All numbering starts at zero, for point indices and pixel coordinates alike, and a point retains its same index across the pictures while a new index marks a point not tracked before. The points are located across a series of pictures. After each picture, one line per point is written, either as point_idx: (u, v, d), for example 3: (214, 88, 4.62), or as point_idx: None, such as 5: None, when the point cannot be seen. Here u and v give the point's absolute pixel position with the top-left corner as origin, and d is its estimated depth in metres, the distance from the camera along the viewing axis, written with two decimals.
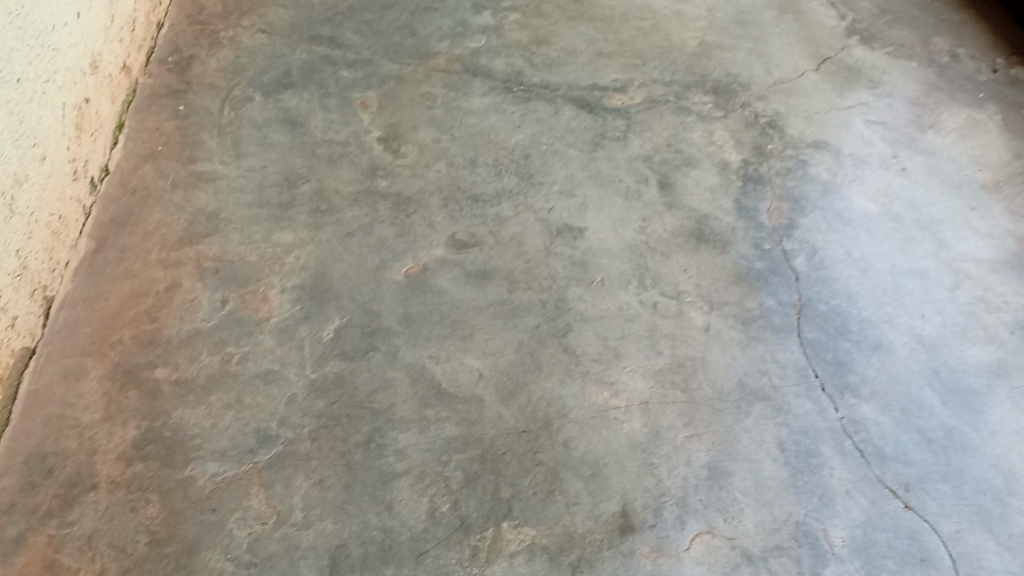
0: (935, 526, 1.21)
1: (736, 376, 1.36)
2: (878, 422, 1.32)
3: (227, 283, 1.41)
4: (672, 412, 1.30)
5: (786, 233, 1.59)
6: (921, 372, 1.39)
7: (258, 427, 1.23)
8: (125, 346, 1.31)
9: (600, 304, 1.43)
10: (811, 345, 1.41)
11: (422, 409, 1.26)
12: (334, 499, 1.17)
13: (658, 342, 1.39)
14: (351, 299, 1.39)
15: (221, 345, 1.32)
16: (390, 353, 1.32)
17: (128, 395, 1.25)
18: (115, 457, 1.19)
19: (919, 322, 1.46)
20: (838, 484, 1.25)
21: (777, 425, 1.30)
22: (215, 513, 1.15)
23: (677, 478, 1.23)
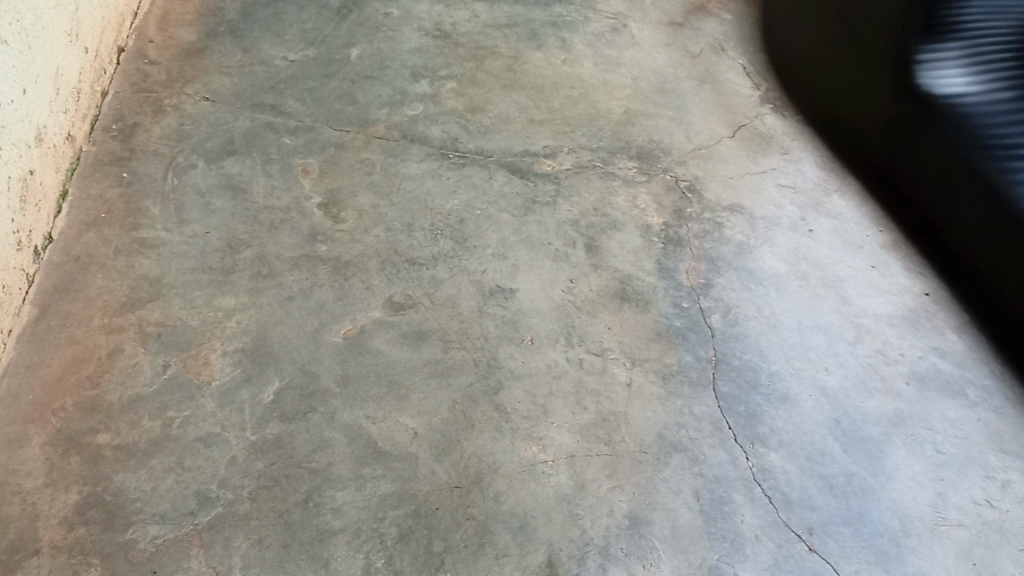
0: (836, 567, 1.32)
1: (656, 429, 1.45)
2: (785, 470, 1.42)
3: (169, 348, 1.45)
4: (597, 465, 1.39)
5: (703, 291, 1.70)
6: (825, 422, 1.50)
7: (198, 489, 1.27)
8: (68, 412, 1.34)
9: (530, 362, 1.52)
10: (724, 399, 1.51)
11: (359, 467, 1.32)
12: (273, 558, 1.21)
13: (584, 398, 1.48)
14: (291, 361, 1.45)
15: (163, 409, 1.36)
16: (329, 414, 1.39)
17: (70, 460, 1.28)
18: (57, 522, 1.22)
19: (823, 375, 1.57)
20: (748, 529, 1.34)
21: (694, 475, 1.40)
22: (155, 575, 1.18)
23: (600, 527, 1.31)
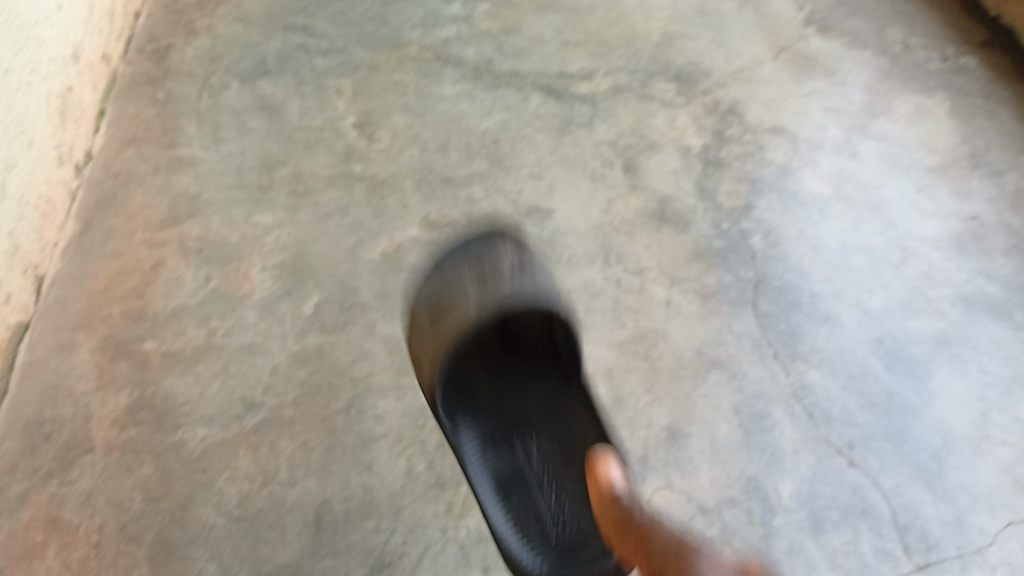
0: (875, 480, 1.30)
1: (695, 346, 1.43)
2: (826, 386, 1.40)
3: (210, 262, 1.47)
4: (635, 379, 1.38)
5: (743, 214, 1.68)
6: (867, 341, 1.48)
7: (243, 395, 1.28)
8: (114, 320, 1.36)
9: (567, 281, 1.53)
10: (765, 317, 1.49)
11: (399, 377, 1.32)
12: (318, 461, 1.22)
13: (622, 315, 1.47)
14: (330, 276, 1.47)
15: (206, 320, 1.38)
16: (369, 326, 1.39)
17: (119, 366, 1.30)
18: (109, 423, 1.24)
19: (866, 296, 1.55)
20: (788, 442, 1.32)
21: (732, 391, 1.38)
22: (205, 473, 1.20)
23: (638, 438, 1.32)
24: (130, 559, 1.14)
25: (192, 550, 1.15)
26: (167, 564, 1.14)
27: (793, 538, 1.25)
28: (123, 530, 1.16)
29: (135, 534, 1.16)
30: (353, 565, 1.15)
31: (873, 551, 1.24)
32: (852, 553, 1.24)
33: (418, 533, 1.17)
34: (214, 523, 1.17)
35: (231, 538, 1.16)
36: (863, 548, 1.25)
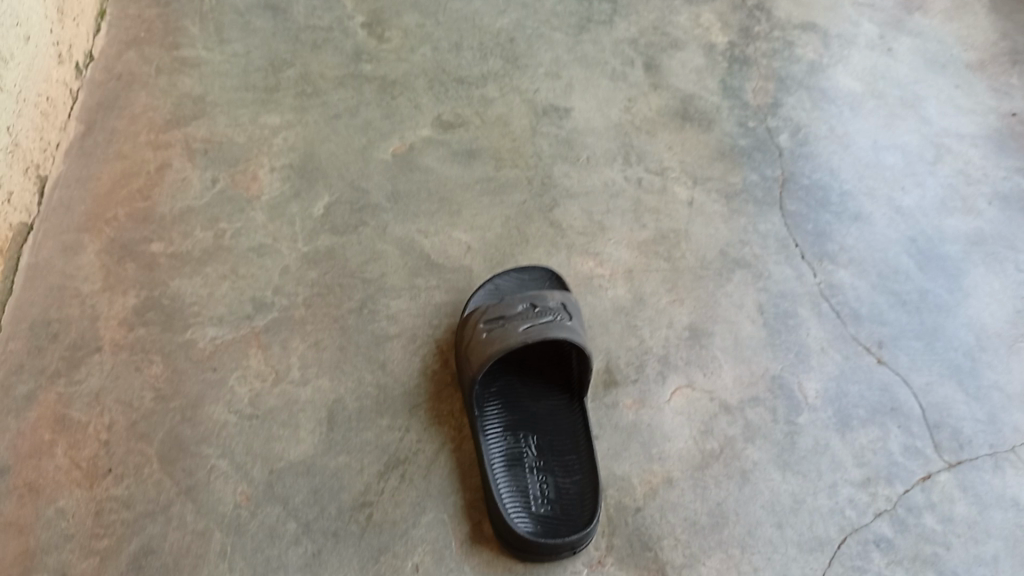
0: (905, 379, 1.24)
1: (718, 246, 1.38)
2: (855, 286, 1.35)
3: (216, 164, 1.43)
4: (656, 279, 1.32)
5: (770, 112, 1.60)
6: (899, 240, 1.42)
7: (254, 295, 1.25)
8: (120, 223, 1.33)
9: (586, 181, 1.45)
10: (792, 217, 1.43)
11: (412, 278, 1.30)
12: (330, 359, 1.19)
13: (643, 216, 1.41)
14: (340, 178, 1.42)
15: (215, 222, 1.34)
16: (380, 228, 1.36)
17: (125, 268, 1.27)
18: (117, 323, 1.21)
19: (898, 195, 1.48)
20: (813, 341, 1.27)
21: (756, 290, 1.32)
22: (217, 372, 1.16)
23: (660, 337, 1.25)
24: (141, 456, 1.07)
25: (204, 447, 1.09)
26: (178, 461, 1.07)
27: (818, 436, 1.17)
28: (133, 428, 1.10)
29: (145, 432, 1.10)
30: (368, 462, 1.09)
31: (901, 449, 1.17)
32: (880, 450, 1.17)
33: (432, 431, 1.13)
34: (226, 421, 1.11)
35: (244, 435, 1.10)
36: (890, 446, 1.17)
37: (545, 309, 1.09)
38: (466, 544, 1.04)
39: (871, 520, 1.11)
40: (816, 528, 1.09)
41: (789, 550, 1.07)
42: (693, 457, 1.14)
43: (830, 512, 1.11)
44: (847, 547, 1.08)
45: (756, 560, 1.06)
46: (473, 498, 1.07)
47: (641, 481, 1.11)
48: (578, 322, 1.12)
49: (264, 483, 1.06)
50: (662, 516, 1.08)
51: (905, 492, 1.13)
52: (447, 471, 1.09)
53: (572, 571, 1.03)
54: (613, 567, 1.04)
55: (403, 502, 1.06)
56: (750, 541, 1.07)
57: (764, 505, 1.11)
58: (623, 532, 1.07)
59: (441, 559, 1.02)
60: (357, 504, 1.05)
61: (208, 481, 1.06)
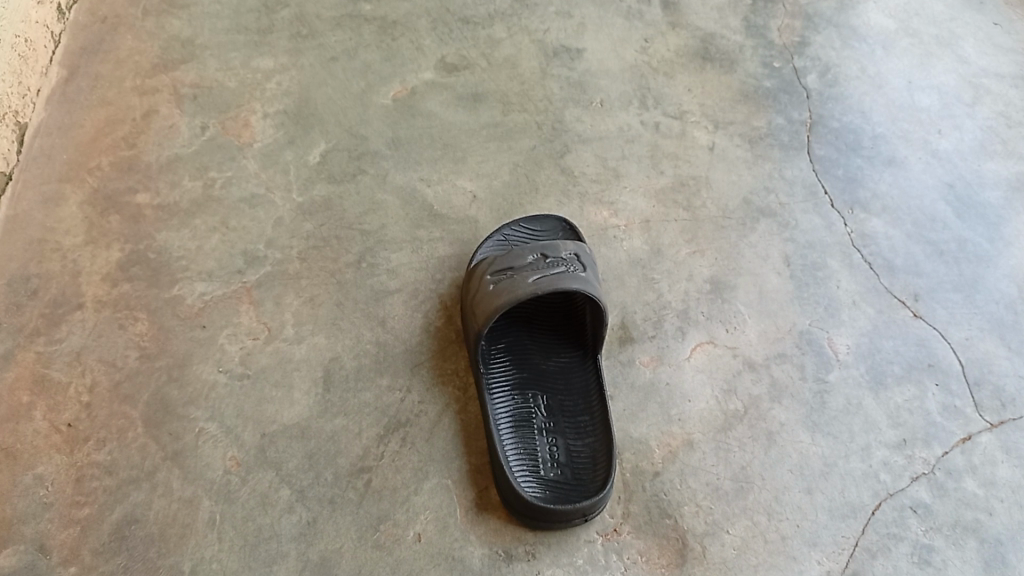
0: (943, 334, 1.16)
1: (741, 194, 1.28)
2: (889, 235, 1.25)
3: (205, 110, 1.33)
4: (675, 230, 1.23)
5: (797, 51, 1.48)
6: (936, 187, 1.32)
7: (245, 249, 1.17)
8: (104, 172, 1.25)
9: (600, 125, 1.35)
10: (820, 162, 1.33)
11: (414, 230, 1.21)
12: (326, 315, 1.11)
13: (661, 162, 1.31)
14: (337, 124, 1.32)
15: (204, 170, 1.26)
16: (380, 176, 1.26)
17: (109, 220, 1.20)
18: (100, 279, 1.14)
19: (935, 138, 1.38)
20: (844, 295, 1.18)
21: (783, 241, 1.23)
22: (205, 330, 1.09)
23: (679, 291, 1.17)
24: (124, 420, 1.01)
25: (191, 410, 1.02)
26: (164, 425, 1.01)
27: (850, 394, 1.09)
28: (116, 389, 1.04)
29: (129, 394, 1.03)
30: (366, 425, 1.02)
31: (939, 409, 1.09)
32: (916, 410, 1.09)
33: (435, 391, 1.05)
34: (215, 381, 1.04)
35: (235, 397, 1.03)
36: (927, 405, 1.09)
37: (556, 260, 1.01)
38: (472, 512, 0.97)
39: (907, 485, 1.03)
40: (848, 493, 1.02)
41: (819, 516, 1.00)
42: (715, 418, 1.06)
43: (863, 476, 1.03)
44: (881, 513, 1.01)
45: (783, 528, 0.99)
46: (479, 462, 1.00)
47: (659, 444, 1.03)
48: (593, 274, 1.03)
49: (256, 447, 1.00)
50: (682, 481, 1.01)
51: (943, 454, 1.05)
52: (451, 434, 1.02)
53: (586, 540, 0.96)
54: (630, 536, 0.97)
55: (404, 467, 0.99)
56: (777, 508, 1.00)
57: (792, 468, 1.03)
58: (640, 498, 1.00)
59: (445, 527, 0.96)
60: (355, 470, 0.98)
61: (196, 446, 1.00)
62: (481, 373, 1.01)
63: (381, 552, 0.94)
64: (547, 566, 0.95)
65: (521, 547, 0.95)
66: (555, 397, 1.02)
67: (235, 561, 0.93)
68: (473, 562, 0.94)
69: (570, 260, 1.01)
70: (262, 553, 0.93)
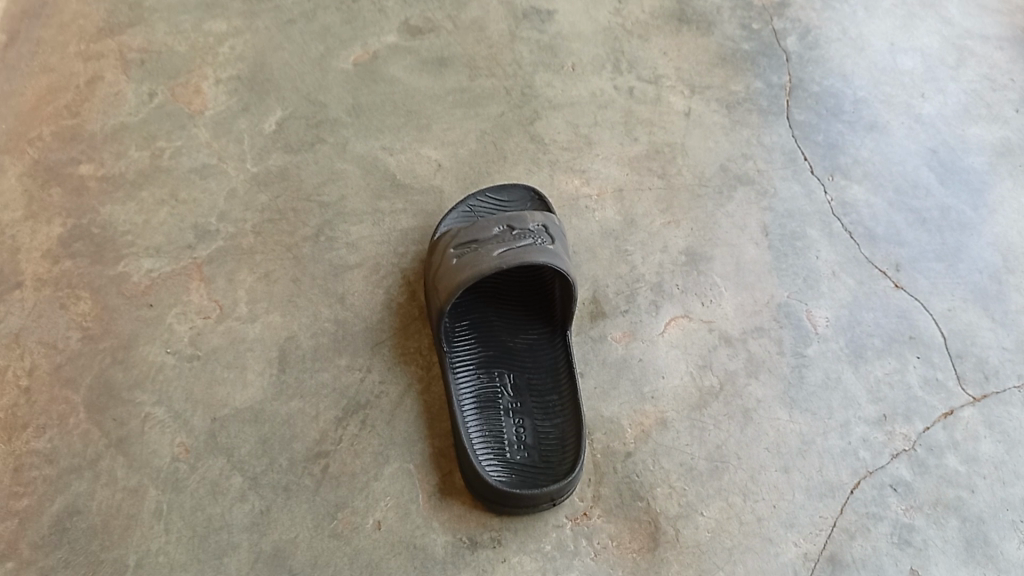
0: (925, 305, 1.12)
1: (718, 161, 1.23)
2: (870, 203, 1.21)
3: (154, 76, 1.26)
4: (649, 199, 1.18)
5: (778, 12, 1.42)
6: (919, 152, 1.27)
7: (196, 223, 1.11)
8: (45, 142, 1.17)
9: (571, 91, 1.29)
10: (800, 128, 1.28)
11: (376, 201, 1.15)
12: (282, 292, 1.05)
13: (634, 129, 1.25)
14: (294, 90, 1.25)
15: (152, 140, 1.19)
16: (340, 145, 1.20)
17: (50, 193, 1.13)
18: (41, 256, 1.07)
19: (917, 102, 1.33)
20: (824, 266, 1.14)
21: (761, 210, 1.18)
22: (152, 309, 1.03)
23: (652, 264, 1.12)
24: (66, 405, 0.95)
25: (137, 393, 0.97)
26: (108, 410, 0.95)
27: (829, 368, 1.05)
28: (57, 372, 0.98)
29: (70, 377, 0.97)
30: (323, 408, 0.97)
31: (921, 383, 1.05)
32: (897, 384, 1.05)
33: (397, 371, 1.00)
34: (162, 363, 0.99)
35: (184, 380, 0.98)
36: (909, 379, 1.06)
37: (523, 232, 0.95)
38: (435, 497, 0.93)
39: (887, 462, 0.99)
40: (826, 471, 0.98)
41: (796, 496, 0.96)
42: (690, 395, 1.02)
43: (842, 453, 0.99)
44: (860, 492, 0.97)
45: (759, 509, 0.95)
46: (443, 445, 0.96)
47: (632, 424, 0.99)
48: (562, 246, 0.98)
49: (206, 433, 0.95)
50: (655, 462, 0.97)
51: (924, 429, 1.02)
52: (413, 416, 0.97)
53: (554, 525, 0.92)
54: (600, 520, 0.93)
55: (363, 452, 0.94)
56: (753, 488, 0.96)
57: (768, 446, 0.99)
58: (612, 480, 0.95)
59: (406, 514, 0.91)
60: (311, 456, 0.94)
61: (142, 432, 0.94)
62: (444, 351, 0.96)
63: (338, 541, 0.89)
64: (514, 553, 0.90)
65: (486, 533, 0.91)
66: (523, 376, 0.98)
67: (183, 553, 0.88)
68: (436, 550, 0.90)
69: (538, 233, 0.96)
70: (211, 544, 0.89)
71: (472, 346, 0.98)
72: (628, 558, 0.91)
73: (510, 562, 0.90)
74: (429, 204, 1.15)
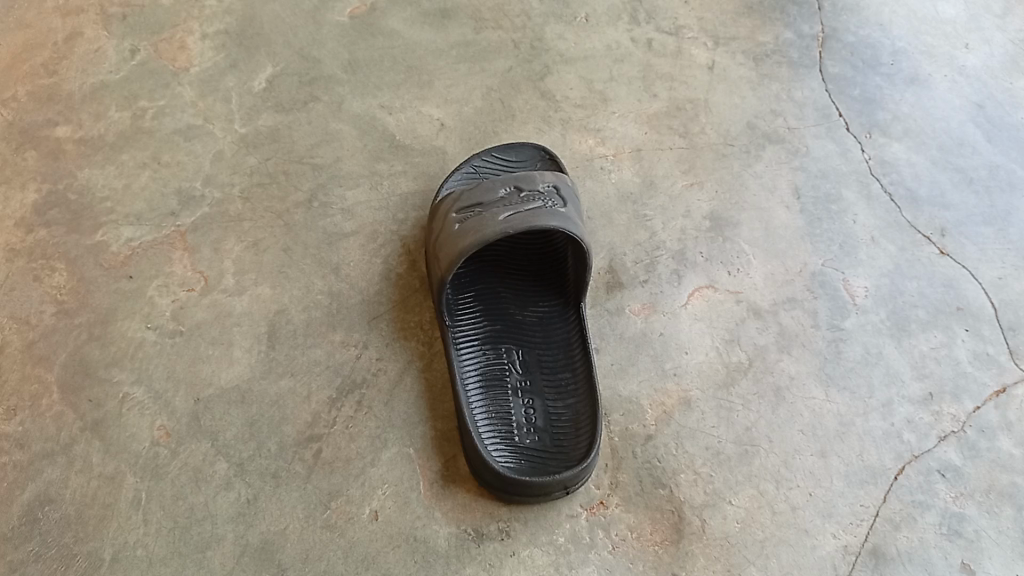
0: (974, 273, 1.02)
1: (745, 118, 1.13)
2: (911, 163, 1.11)
3: (136, 31, 1.14)
4: (670, 159, 1.09)
5: None
6: (963, 107, 1.17)
7: (179, 188, 1.02)
8: (19, 103, 1.07)
9: (584, 44, 1.19)
10: (834, 81, 1.17)
11: (373, 163, 1.06)
12: (272, 263, 0.97)
13: (653, 84, 1.16)
14: (286, 45, 1.15)
15: (133, 99, 1.09)
16: (335, 103, 1.10)
17: (24, 156, 1.03)
18: (13, 225, 0.98)
19: (961, 52, 1.22)
20: (862, 231, 1.04)
21: (792, 170, 1.09)
22: (132, 281, 0.95)
23: (674, 230, 1.03)
24: (38, 386, 0.88)
25: (115, 372, 0.89)
26: (83, 391, 0.88)
27: (869, 342, 0.96)
28: (29, 350, 0.90)
29: (44, 355, 0.90)
30: (316, 387, 0.89)
31: (970, 358, 0.96)
32: (944, 359, 0.96)
33: (396, 347, 0.92)
34: (142, 339, 0.91)
35: (165, 357, 0.90)
36: (956, 353, 0.97)
37: (532, 194, 0.86)
38: (437, 485, 0.85)
39: (934, 446, 0.91)
40: (867, 456, 0.90)
41: (835, 484, 0.88)
42: (716, 373, 0.93)
43: (884, 436, 0.91)
44: (905, 479, 0.89)
45: (794, 498, 0.87)
46: (446, 428, 0.88)
47: (652, 404, 0.91)
48: (574, 209, 0.89)
49: (188, 415, 0.87)
50: (678, 446, 0.89)
51: (975, 409, 0.93)
52: (413, 396, 0.89)
53: (568, 515, 0.84)
54: (618, 510, 0.85)
55: (359, 435, 0.87)
56: (786, 474, 0.88)
57: (803, 428, 0.91)
58: (631, 466, 0.87)
59: (406, 503, 0.84)
60: (302, 440, 0.86)
61: (120, 414, 0.87)
62: (446, 325, 0.88)
63: (332, 533, 0.82)
64: (524, 546, 0.83)
65: (493, 524, 0.84)
66: (532, 352, 0.90)
67: (162, 547, 0.81)
68: (439, 543, 0.82)
69: (548, 194, 0.87)
70: (193, 536, 0.82)
71: (478, 321, 0.90)
72: (649, 552, 0.83)
73: (519, 556, 0.82)
74: (431, 166, 1.06)
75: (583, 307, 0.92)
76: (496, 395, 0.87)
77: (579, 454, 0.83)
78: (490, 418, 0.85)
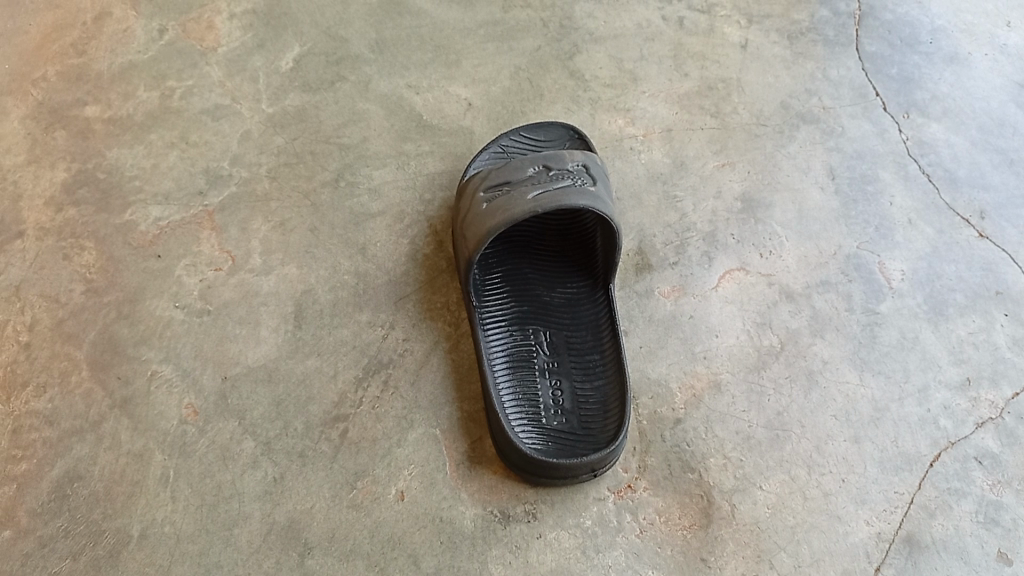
0: (1014, 257, 1.00)
1: (778, 98, 1.11)
2: (950, 144, 1.08)
3: (164, 12, 1.14)
4: (701, 140, 1.07)
5: None
6: (1005, 87, 1.13)
7: (207, 167, 1.02)
8: (49, 83, 1.07)
9: (614, 22, 1.17)
10: (871, 60, 1.14)
11: (400, 143, 1.05)
12: (298, 243, 0.97)
13: (685, 63, 1.13)
14: (313, 24, 1.14)
15: (161, 79, 1.09)
16: (362, 83, 1.09)
17: (54, 136, 1.04)
18: (43, 203, 0.99)
19: (1002, 31, 1.18)
20: (898, 212, 1.02)
21: (827, 151, 1.06)
22: (160, 260, 0.95)
23: (705, 211, 1.01)
24: (68, 363, 0.89)
25: (144, 351, 0.90)
26: (113, 368, 0.89)
27: (905, 327, 0.94)
28: (59, 328, 0.91)
29: (73, 334, 0.91)
30: (342, 367, 0.89)
31: (1009, 343, 0.94)
32: (982, 345, 0.94)
33: (422, 328, 0.92)
34: (170, 318, 0.92)
35: (193, 336, 0.91)
36: (995, 338, 0.94)
37: (561, 173, 0.85)
38: (464, 466, 0.85)
39: (971, 432, 0.89)
40: (902, 442, 0.88)
41: (869, 471, 0.86)
42: (747, 356, 0.92)
43: (920, 422, 0.89)
44: (941, 466, 0.87)
45: (826, 483, 0.85)
46: (472, 409, 0.88)
47: (682, 387, 0.89)
48: (604, 188, 0.88)
49: (216, 393, 0.87)
50: (708, 430, 0.87)
51: (1013, 395, 0.91)
52: (439, 377, 0.89)
53: (595, 498, 0.84)
54: (646, 494, 0.84)
55: (386, 416, 0.87)
56: (818, 460, 0.86)
57: (836, 413, 0.89)
58: (659, 450, 0.86)
59: (432, 484, 0.84)
60: (328, 420, 0.86)
61: (148, 391, 0.87)
62: (473, 306, 0.87)
63: (358, 513, 0.82)
64: (550, 529, 0.82)
65: (519, 506, 0.83)
66: (560, 333, 0.89)
67: (190, 523, 0.81)
68: (465, 524, 0.82)
69: (577, 172, 0.86)
70: (221, 514, 0.82)
71: (506, 303, 0.89)
72: (676, 536, 0.82)
73: (546, 539, 0.82)
74: (459, 146, 1.05)
75: (612, 289, 0.90)
76: (523, 376, 0.86)
77: (608, 435, 0.82)
78: (519, 399, 0.84)
